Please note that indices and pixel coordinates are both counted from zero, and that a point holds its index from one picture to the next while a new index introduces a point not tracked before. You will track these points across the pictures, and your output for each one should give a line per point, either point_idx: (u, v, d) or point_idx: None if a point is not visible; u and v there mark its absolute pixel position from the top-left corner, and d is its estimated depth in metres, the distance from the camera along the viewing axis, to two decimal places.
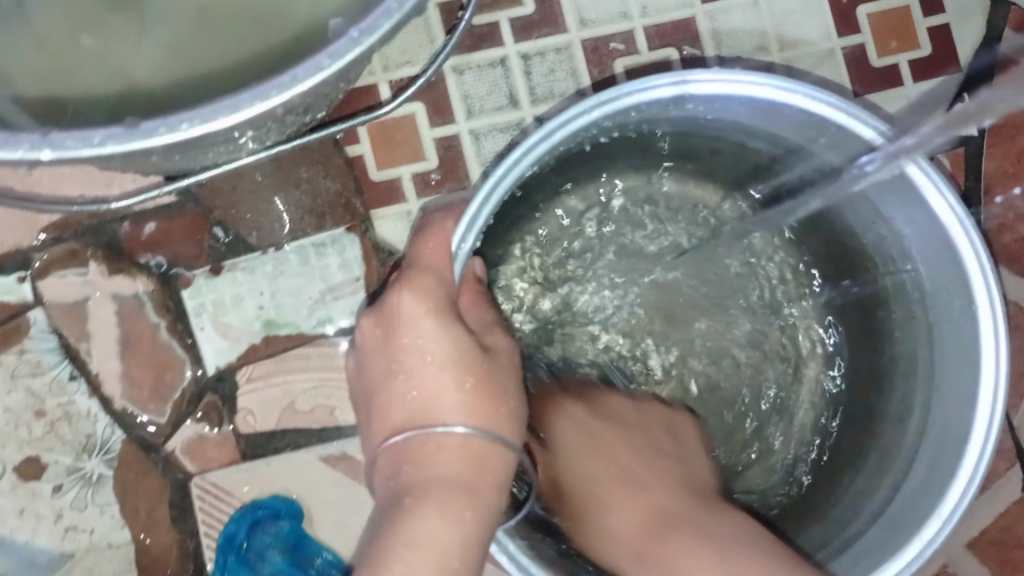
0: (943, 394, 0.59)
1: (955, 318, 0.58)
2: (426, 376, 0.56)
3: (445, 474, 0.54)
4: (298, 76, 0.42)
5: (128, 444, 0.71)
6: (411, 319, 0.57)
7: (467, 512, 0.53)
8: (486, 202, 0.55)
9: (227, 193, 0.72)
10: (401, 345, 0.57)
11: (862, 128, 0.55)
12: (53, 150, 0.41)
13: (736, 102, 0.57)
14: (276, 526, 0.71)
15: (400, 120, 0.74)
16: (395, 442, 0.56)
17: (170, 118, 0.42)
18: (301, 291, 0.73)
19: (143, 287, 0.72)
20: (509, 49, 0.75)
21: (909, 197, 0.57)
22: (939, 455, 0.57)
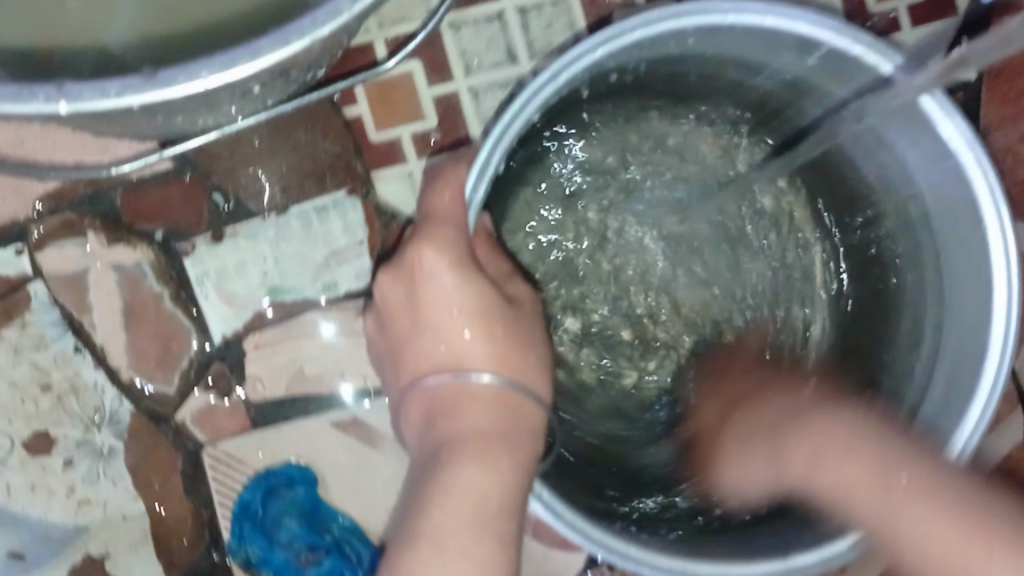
0: (954, 331, 0.58)
1: (962, 242, 0.57)
2: (452, 329, 0.58)
3: (479, 423, 0.55)
4: (320, 21, 0.41)
5: (137, 415, 0.71)
6: (432, 273, 0.58)
7: (505, 459, 0.53)
8: (496, 147, 0.54)
9: (226, 158, 0.71)
10: (426, 300, 0.58)
11: (873, 57, 0.55)
12: (69, 103, 0.40)
13: (742, 36, 0.57)
14: (291, 492, 0.71)
15: (397, 79, 0.73)
16: (428, 396, 0.58)
17: (188, 68, 0.41)
18: (305, 256, 0.72)
19: (144, 257, 0.71)
20: (505, 3, 0.73)
21: (918, 127, 0.56)
22: (957, 375, 0.57)
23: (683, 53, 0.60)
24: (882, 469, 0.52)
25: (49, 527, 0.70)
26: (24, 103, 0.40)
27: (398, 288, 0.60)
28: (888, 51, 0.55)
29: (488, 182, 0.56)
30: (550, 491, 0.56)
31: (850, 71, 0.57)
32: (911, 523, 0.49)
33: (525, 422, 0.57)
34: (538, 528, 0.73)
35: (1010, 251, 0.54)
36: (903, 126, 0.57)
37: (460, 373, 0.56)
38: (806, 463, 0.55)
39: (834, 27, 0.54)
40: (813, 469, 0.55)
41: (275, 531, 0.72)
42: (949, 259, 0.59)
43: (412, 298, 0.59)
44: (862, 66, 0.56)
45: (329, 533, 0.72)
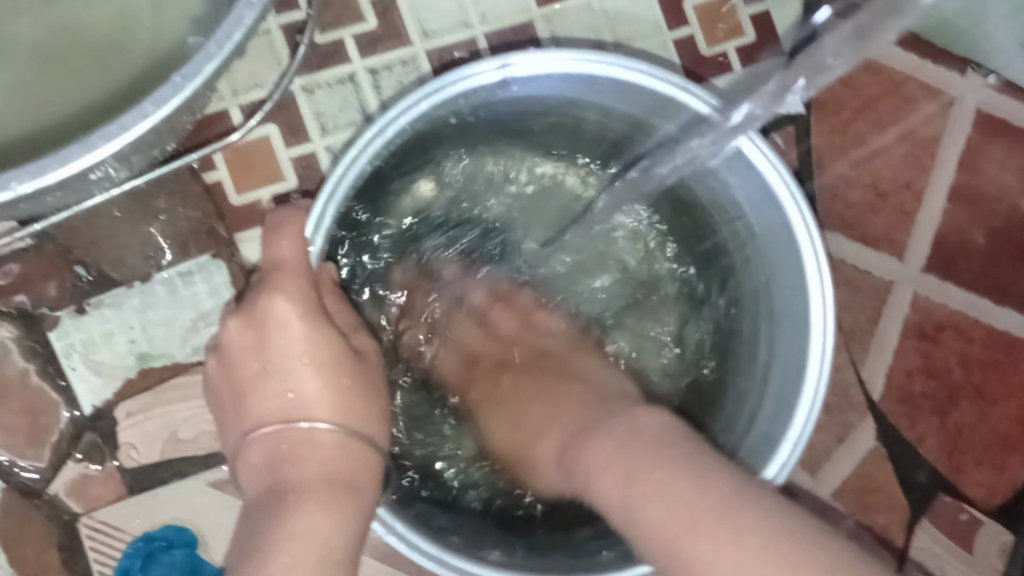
0: (784, 336, 0.63)
1: (787, 263, 0.61)
2: (301, 377, 0.59)
3: (322, 470, 0.55)
4: (127, 125, 0.43)
5: (8, 492, 0.71)
6: (282, 323, 0.60)
7: (348, 507, 0.54)
8: (329, 202, 0.57)
9: (86, 232, 0.72)
10: (275, 347, 0.60)
11: (694, 101, 0.59)
12: None
13: (566, 78, 0.61)
14: (170, 556, 0.72)
15: (254, 144, 0.75)
16: (270, 440, 0.57)
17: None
18: (172, 321, 0.73)
19: (8, 333, 0.71)
20: (356, 65, 0.76)
21: (738, 163, 0.61)
22: (785, 385, 0.62)
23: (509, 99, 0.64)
24: (658, 452, 0.50)
25: None
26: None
27: (251, 336, 0.61)
28: (706, 95, 0.59)
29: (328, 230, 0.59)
30: (402, 522, 0.58)
31: (672, 109, 0.61)
32: (617, 486, 0.50)
33: (369, 475, 0.58)
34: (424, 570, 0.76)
35: (824, 275, 0.59)
36: (723, 160, 0.62)
37: (304, 421, 0.57)
38: (599, 459, 0.52)
39: (648, 69, 0.58)
40: (598, 474, 0.52)
41: None
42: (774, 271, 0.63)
43: (260, 345, 0.60)
44: (679, 103, 0.60)
45: None
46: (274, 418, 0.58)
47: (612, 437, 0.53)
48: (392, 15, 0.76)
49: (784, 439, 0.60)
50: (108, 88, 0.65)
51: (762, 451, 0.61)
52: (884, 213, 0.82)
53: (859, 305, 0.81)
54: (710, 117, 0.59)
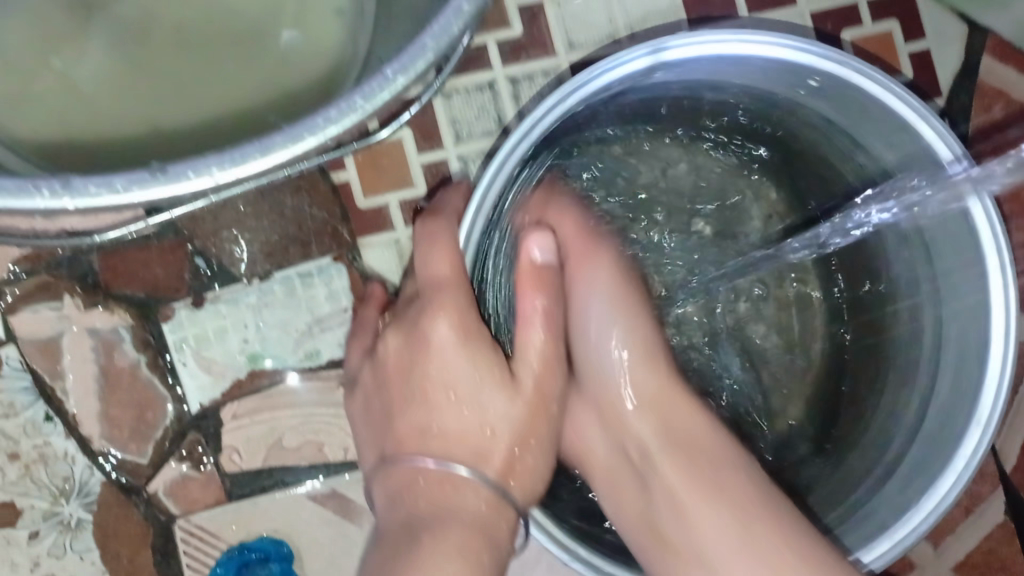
0: (958, 366, 0.56)
1: (963, 281, 0.55)
2: (449, 412, 0.56)
3: (461, 516, 0.53)
4: (332, 118, 0.40)
5: (108, 485, 0.68)
6: (440, 348, 0.55)
7: (485, 556, 0.52)
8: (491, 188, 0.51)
9: (209, 223, 0.70)
10: (426, 376, 0.56)
11: (940, 147, 0.53)
12: (75, 198, 0.39)
13: (775, 69, 0.54)
14: (266, 569, 0.69)
15: (387, 145, 0.72)
16: (409, 473, 0.55)
17: (196, 164, 0.40)
18: (287, 323, 0.71)
19: (122, 321, 0.69)
20: (496, 73, 0.73)
21: (937, 182, 0.54)
22: (949, 419, 0.56)
23: (699, 90, 0.59)
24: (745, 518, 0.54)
25: None
26: (28, 197, 0.39)
27: (401, 352, 0.57)
28: (952, 143, 0.53)
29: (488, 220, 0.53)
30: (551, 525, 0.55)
31: (890, 130, 0.55)
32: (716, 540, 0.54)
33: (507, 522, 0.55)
34: None
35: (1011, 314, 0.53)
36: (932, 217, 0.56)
37: (450, 462, 0.54)
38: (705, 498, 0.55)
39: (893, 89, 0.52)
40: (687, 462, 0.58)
41: None
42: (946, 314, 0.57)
43: (412, 368, 0.56)
44: (926, 146, 0.53)
45: None
46: (426, 449, 0.55)
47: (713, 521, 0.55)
48: (539, 23, 0.73)
49: (931, 490, 0.54)
50: (252, 93, 0.59)
51: (900, 498, 0.56)
52: None
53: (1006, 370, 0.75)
54: (953, 167, 0.53)
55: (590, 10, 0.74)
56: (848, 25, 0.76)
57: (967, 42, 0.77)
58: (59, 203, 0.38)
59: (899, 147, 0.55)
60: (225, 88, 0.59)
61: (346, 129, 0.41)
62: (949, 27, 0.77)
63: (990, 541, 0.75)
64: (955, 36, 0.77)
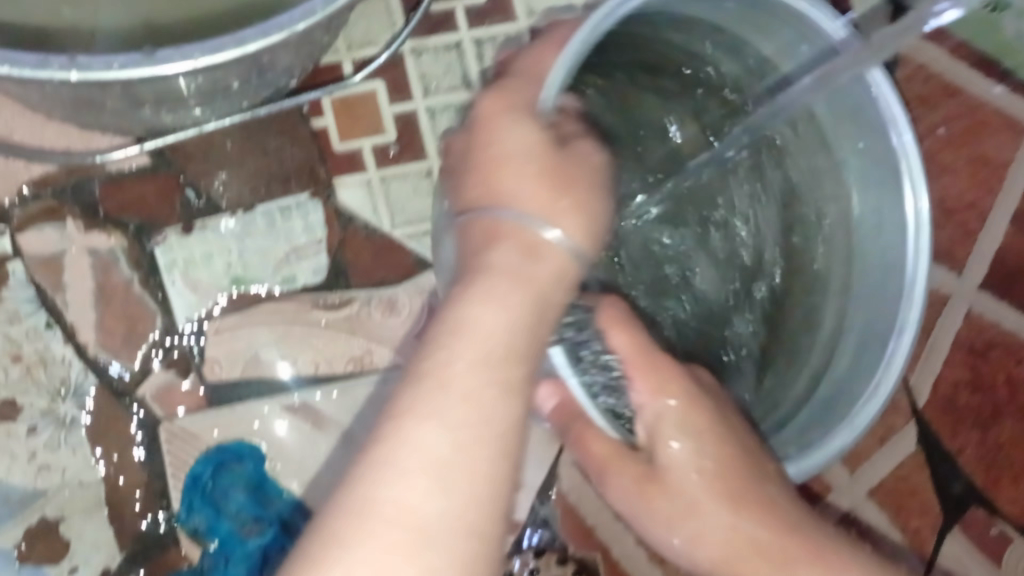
0: (889, 245, 0.61)
1: (886, 187, 0.60)
2: (509, 166, 0.49)
3: (500, 260, 0.46)
4: (297, 17, 0.48)
5: (100, 388, 0.76)
6: (489, 122, 0.51)
7: (517, 295, 0.45)
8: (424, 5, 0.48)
9: (200, 158, 0.78)
10: (485, 148, 0.50)
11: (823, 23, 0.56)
12: (79, 72, 0.47)
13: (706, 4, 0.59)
14: (241, 467, 0.77)
15: (362, 96, 0.80)
16: (471, 223, 0.49)
17: (181, 50, 0.48)
18: (267, 251, 0.79)
19: (117, 243, 0.77)
20: (463, 35, 0.82)
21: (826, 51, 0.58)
22: (873, 322, 0.61)
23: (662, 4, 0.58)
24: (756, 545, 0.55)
25: (8, 489, 0.74)
26: (37, 68, 0.46)
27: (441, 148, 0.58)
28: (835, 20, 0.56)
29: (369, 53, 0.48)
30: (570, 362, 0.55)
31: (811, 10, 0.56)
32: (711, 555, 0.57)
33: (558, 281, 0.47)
34: None
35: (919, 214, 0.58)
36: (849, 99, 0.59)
37: (514, 212, 0.48)
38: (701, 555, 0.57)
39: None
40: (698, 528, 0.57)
41: (223, 503, 0.77)
42: (862, 233, 0.63)
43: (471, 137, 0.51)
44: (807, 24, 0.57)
45: (274, 507, 0.77)
46: (484, 200, 0.49)
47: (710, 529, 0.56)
48: None
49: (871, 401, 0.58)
50: None
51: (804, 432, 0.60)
52: (949, 228, 0.81)
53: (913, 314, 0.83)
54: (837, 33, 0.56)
55: None
56: None
57: None
58: (66, 75, 0.46)
59: None
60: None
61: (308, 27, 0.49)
62: None
63: None
64: None
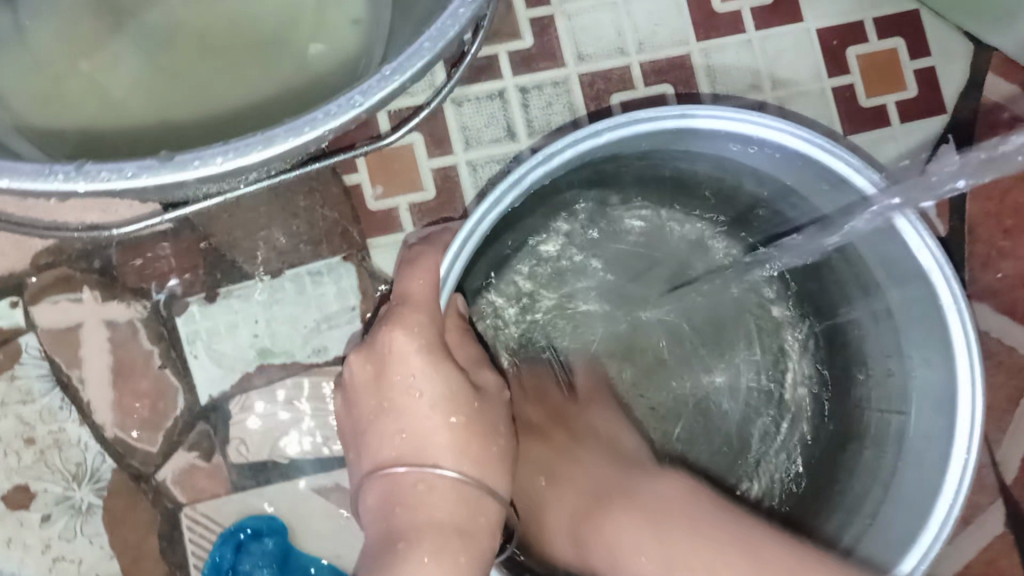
0: (928, 428, 0.59)
1: (932, 352, 0.58)
2: (415, 413, 0.54)
3: (430, 536, 0.51)
4: (332, 113, 0.42)
5: (118, 472, 0.70)
6: (401, 357, 0.54)
7: (461, 556, 0.51)
8: (497, 203, 0.53)
9: (225, 222, 0.72)
10: (428, 490, 0.52)
11: (855, 176, 0.55)
12: (86, 182, 0.40)
13: (733, 142, 0.58)
14: (259, 545, 0.71)
15: (398, 151, 0.74)
16: (385, 483, 0.53)
17: (202, 153, 0.41)
18: (296, 320, 0.73)
19: (137, 314, 0.71)
20: (506, 83, 0.75)
21: (889, 240, 0.58)
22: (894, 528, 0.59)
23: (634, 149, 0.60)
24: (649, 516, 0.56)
25: None
26: (42, 180, 0.40)
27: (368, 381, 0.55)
28: (867, 171, 0.55)
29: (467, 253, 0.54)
30: None
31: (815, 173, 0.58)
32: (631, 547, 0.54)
33: (481, 515, 0.53)
34: None
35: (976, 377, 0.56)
36: (887, 243, 0.58)
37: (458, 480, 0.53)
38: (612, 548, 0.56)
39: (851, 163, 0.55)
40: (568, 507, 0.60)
41: None
42: (924, 394, 0.60)
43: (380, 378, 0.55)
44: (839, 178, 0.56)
45: None
46: (400, 460, 0.53)
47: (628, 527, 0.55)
48: (548, 35, 0.76)
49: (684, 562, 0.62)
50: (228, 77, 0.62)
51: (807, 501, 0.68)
52: None
53: (1000, 381, 0.74)
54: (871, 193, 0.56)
55: (599, 24, 0.76)
56: (852, 43, 0.78)
57: (971, 60, 0.79)
58: (71, 187, 0.40)
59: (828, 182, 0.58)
60: (233, 86, 0.60)
61: (345, 122, 0.43)
62: (952, 47, 0.79)
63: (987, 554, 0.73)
64: (959, 56, 0.79)
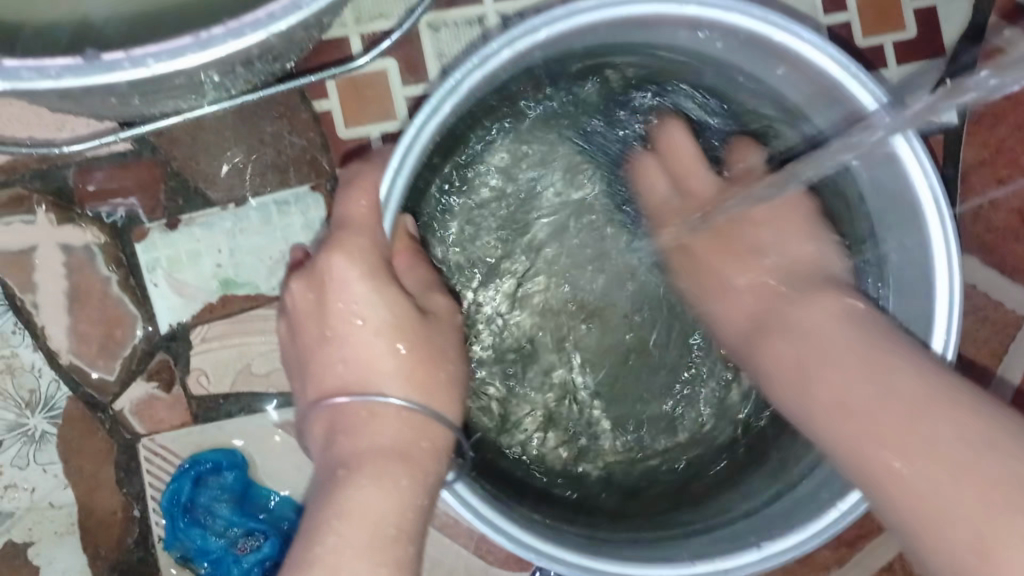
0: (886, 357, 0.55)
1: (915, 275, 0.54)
2: (359, 342, 0.51)
3: (373, 460, 0.48)
4: (276, 16, 0.39)
5: (73, 401, 0.68)
6: (342, 283, 0.51)
7: (403, 480, 0.48)
8: (435, 114, 0.49)
9: (187, 144, 0.69)
10: (363, 417, 0.50)
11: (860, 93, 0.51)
12: (5, 81, 0.37)
13: (684, 27, 0.52)
14: (219, 478, 0.69)
15: (371, 77, 0.70)
16: (329, 413, 0.51)
17: (133, 53, 0.38)
18: (261, 250, 0.70)
19: (94, 239, 0.69)
20: (487, 8, 0.71)
21: (887, 164, 0.53)
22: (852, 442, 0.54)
23: (591, 45, 0.55)
24: (929, 401, 0.44)
25: None
26: None
27: (310, 307, 0.53)
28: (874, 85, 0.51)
29: (418, 156, 0.51)
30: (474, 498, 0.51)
31: (811, 83, 0.53)
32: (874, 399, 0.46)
33: (424, 441, 0.51)
34: (481, 546, 0.70)
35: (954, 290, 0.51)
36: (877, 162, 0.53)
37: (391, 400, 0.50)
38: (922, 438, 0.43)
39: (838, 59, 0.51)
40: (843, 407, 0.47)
41: (208, 520, 0.69)
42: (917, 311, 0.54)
43: (320, 308, 0.53)
44: (835, 90, 0.52)
45: (263, 513, 0.70)
46: (342, 388, 0.51)
47: (840, 380, 0.47)
48: None
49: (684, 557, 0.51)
50: None
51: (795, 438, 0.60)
52: None
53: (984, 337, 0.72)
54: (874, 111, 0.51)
55: None
56: None
57: None
58: None
59: (822, 103, 0.55)
60: None
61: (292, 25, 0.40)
62: None
63: None
64: None
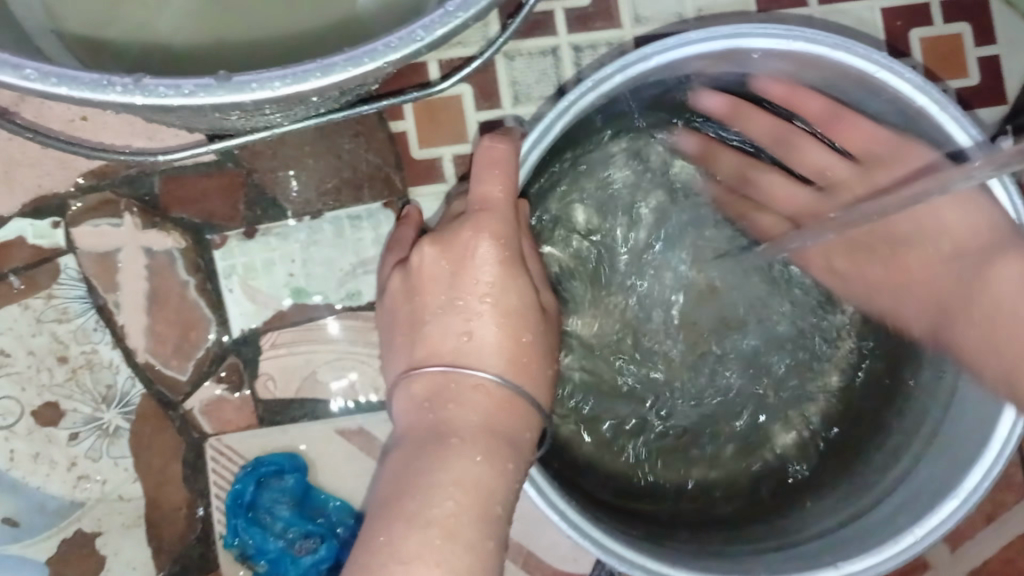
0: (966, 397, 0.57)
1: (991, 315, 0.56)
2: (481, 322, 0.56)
3: (485, 421, 0.53)
4: (393, 46, 0.41)
5: (147, 398, 0.71)
6: (480, 261, 0.58)
7: (510, 463, 0.52)
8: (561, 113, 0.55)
9: (268, 157, 0.72)
10: (467, 391, 0.55)
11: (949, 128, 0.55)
12: (144, 96, 0.40)
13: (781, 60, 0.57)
14: (281, 481, 0.71)
15: (447, 100, 0.73)
16: (434, 377, 0.56)
17: (260, 76, 0.41)
18: (332, 262, 0.73)
19: (176, 243, 0.72)
20: (561, 39, 0.74)
21: None
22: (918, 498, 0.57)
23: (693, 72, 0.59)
24: None
25: (45, 498, 0.70)
26: (99, 89, 0.40)
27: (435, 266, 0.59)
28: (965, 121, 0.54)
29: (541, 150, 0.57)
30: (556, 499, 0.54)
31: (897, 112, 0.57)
32: None
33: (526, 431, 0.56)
34: (529, 561, 0.72)
35: None
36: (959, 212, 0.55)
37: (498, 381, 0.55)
38: None
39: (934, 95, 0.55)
40: None
41: (268, 522, 0.71)
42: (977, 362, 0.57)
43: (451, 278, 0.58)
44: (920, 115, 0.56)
45: (320, 517, 0.72)
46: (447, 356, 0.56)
47: None
48: None
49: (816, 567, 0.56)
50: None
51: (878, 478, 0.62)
52: None
53: None
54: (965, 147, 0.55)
55: None
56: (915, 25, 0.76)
57: None
58: (131, 99, 0.40)
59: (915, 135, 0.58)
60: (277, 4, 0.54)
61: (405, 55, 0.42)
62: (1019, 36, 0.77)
63: (1008, 551, 0.72)
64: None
